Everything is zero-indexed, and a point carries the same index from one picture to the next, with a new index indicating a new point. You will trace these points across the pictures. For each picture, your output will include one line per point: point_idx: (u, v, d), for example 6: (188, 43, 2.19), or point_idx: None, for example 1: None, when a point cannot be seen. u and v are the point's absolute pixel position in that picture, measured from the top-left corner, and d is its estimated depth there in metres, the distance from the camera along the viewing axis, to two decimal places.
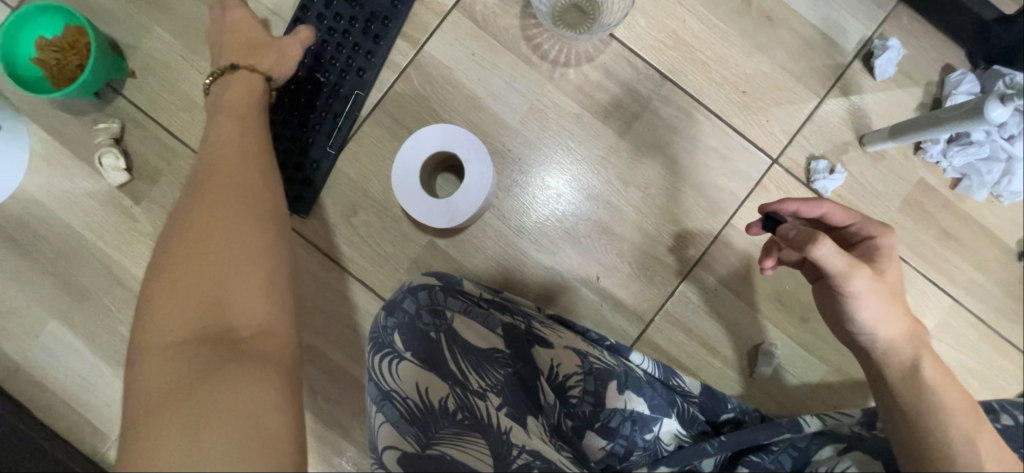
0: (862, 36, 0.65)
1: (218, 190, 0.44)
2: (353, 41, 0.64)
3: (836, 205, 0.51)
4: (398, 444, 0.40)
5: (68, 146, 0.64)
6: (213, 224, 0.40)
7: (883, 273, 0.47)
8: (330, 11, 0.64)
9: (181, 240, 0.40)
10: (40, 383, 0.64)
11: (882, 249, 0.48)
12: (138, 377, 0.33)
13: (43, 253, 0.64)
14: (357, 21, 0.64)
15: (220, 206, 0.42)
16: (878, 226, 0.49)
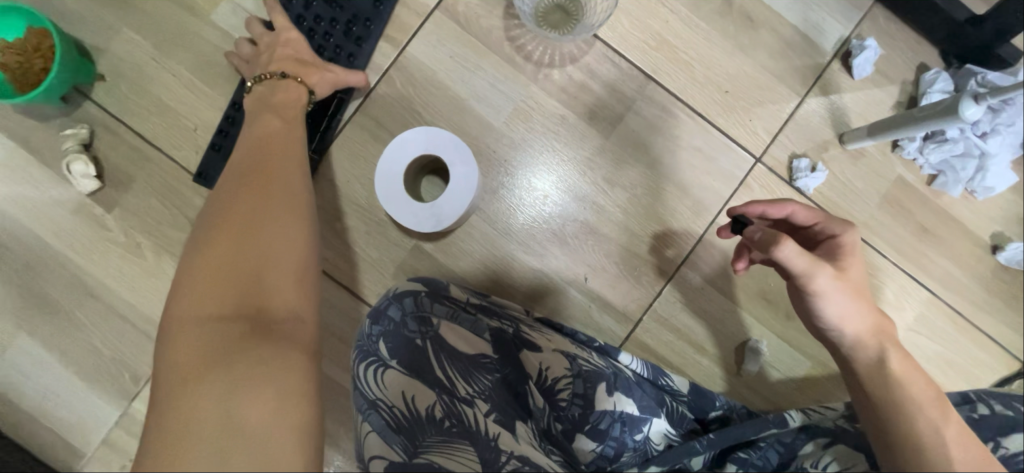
0: (840, 36, 0.66)
1: (258, 177, 0.44)
2: (335, 43, 0.63)
3: (801, 206, 0.51)
4: (385, 453, 0.39)
5: (34, 153, 0.62)
6: (248, 206, 0.41)
7: (846, 271, 0.47)
8: (310, 12, 0.63)
9: (220, 220, 0.40)
10: (9, 401, 0.61)
11: (845, 247, 0.49)
12: (166, 348, 0.32)
13: (9, 264, 0.62)
14: (338, 23, 0.63)
15: (263, 189, 0.43)
16: (840, 224, 0.49)
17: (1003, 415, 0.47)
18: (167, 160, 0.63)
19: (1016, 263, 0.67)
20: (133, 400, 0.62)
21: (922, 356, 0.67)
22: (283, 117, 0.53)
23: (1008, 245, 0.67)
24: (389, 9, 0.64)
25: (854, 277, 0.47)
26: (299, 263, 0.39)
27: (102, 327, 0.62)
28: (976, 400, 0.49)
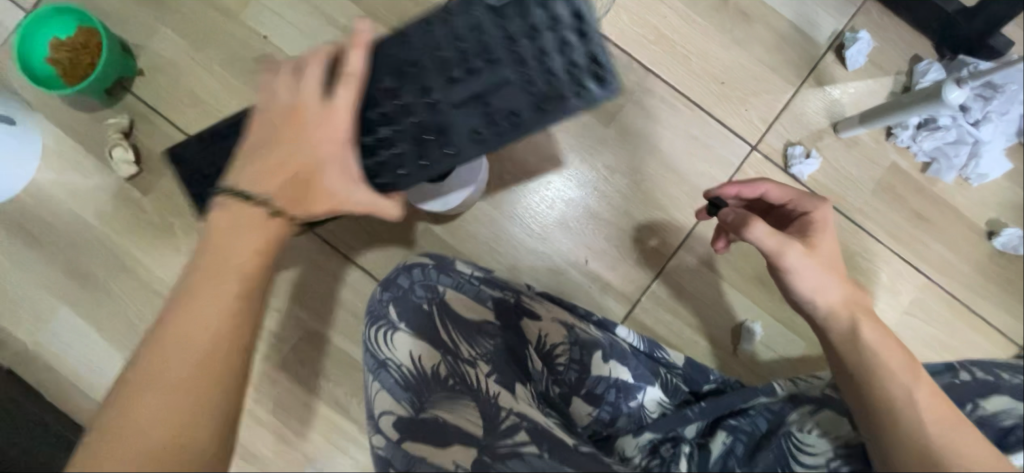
0: (834, 29, 0.69)
1: (167, 375, 0.33)
2: (382, 144, 0.45)
3: (774, 185, 0.55)
4: (394, 409, 0.46)
5: (78, 140, 0.67)
6: (174, 379, 0.33)
7: (817, 245, 0.50)
8: (424, 82, 0.45)
9: (143, 386, 0.33)
10: (50, 367, 0.67)
11: (817, 221, 0.52)
12: None
13: (53, 243, 0.67)
14: (400, 126, 0.45)
15: (199, 361, 0.34)
16: (809, 200, 0.53)
17: (981, 379, 0.50)
18: None
19: (1010, 248, 0.68)
20: None
21: (918, 339, 0.69)
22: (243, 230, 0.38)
23: (1003, 231, 0.68)
24: (476, 155, 0.45)
25: (827, 249, 0.50)
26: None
27: (136, 301, 0.67)
28: (959, 367, 0.52)
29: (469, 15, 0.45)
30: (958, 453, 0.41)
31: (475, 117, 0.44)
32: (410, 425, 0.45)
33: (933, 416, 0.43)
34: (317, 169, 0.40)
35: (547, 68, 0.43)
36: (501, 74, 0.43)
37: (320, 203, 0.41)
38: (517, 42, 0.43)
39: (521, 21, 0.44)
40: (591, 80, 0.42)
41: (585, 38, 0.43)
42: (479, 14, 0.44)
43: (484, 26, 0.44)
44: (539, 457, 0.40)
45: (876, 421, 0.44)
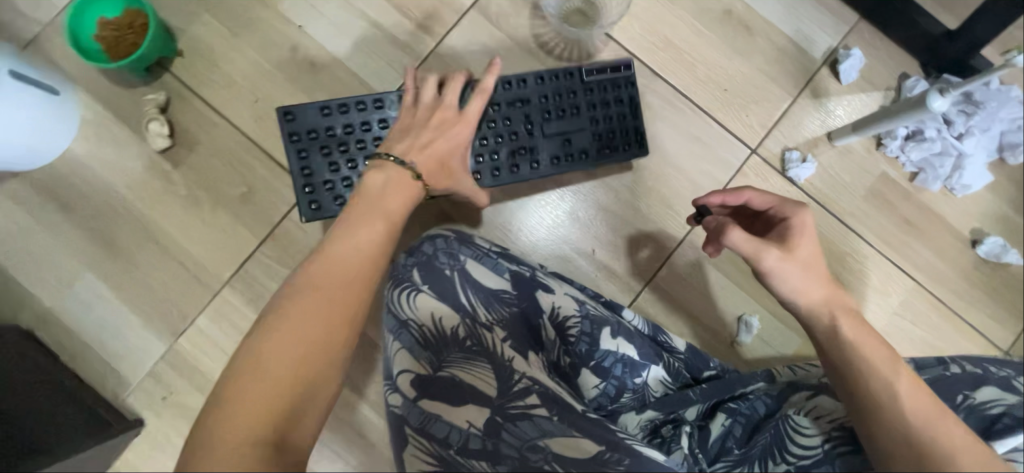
0: (829, 46, 0.74)
1: (332, 283, 0.43)
2: (480, 150, 0.61)
3: (756, 192, 0.56)
4: (413, 367, 0.50)
5: (116, 114, 0.71)
6: (333, 283, 0.43)
7: (796, 250, 0.52)
8: (524, 110, 0.62)
9: (313, 283, 0.43)
10: (71, 329, 0.69)
11: (797, 227, 0.53)
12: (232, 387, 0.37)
13: (84, 210, 0.70)
14: (501, 140, 0.62)
15: (350, 272, 0.45)
16: (791, 205, 0.54)
17: (971, 373, 0.53)
18: (231, 126, 0.71)
19: (993, 256, 0.72)
20: (179, 336, 0.69)
21: (906, 339, 0.72)
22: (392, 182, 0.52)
23: (987, 239, 0.72)
24: (552, 173, 0.63)
25: (805, 253, 0.52)
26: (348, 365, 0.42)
27: (159, 269, 0.70)
28: (950, 361, 0.55)
29: (565, 79, 0.63)
30: (933, 430, 0.44)
31: (558, 149, 0.63)
32: (428, 381, 0.49)
33: (910, 398, 0.45)
34: (450, 157, 0.56)
35: (609, 128, 0.64)
36: (581, 124, 0.63)
37: (448, 182, 0.57)
38: (595, 109, 0.64)
39: (600, 93, 0.64)
40: (632, 144, 0.64)
41: (636, 115, 0.64)
42: (571, 81, 0.63)
43: (574, 90, 0.63)
44: (550, 421, 0.44)
45: (857, 400, 0.47)
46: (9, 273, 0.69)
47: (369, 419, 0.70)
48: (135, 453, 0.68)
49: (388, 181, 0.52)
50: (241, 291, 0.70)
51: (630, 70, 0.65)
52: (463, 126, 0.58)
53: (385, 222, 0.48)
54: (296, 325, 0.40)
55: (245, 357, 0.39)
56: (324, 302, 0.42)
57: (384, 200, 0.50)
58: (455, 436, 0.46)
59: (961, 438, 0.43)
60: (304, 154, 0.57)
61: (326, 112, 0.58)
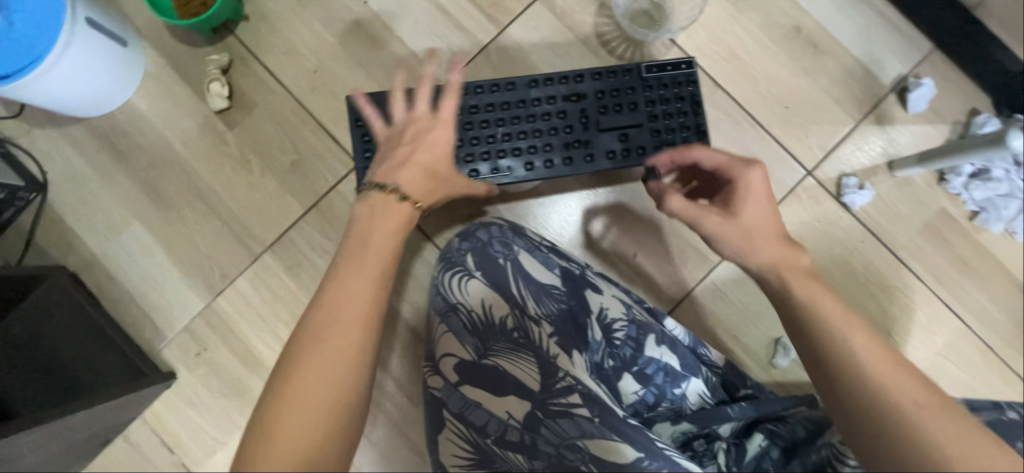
0: (899, 73, 0.72)
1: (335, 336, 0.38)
2: (535, 142, 0.60)
3: (704, 150, 0.53)
4: (457, 352, 0.51)
5: (178, 71, 0.72)
6: (334, 334, 0.38)
7: (742, 215, 0.49)
8: (576, 104, 0.61)
9: (311, 340, 0.38)
10: (114, 277, 0.70)
11: (744, 188, 0.50)
12: None
13: (138, 162, 0.71)
14: (557, 132, 0.60)
15: (348, 317, 0.39)
16: (741, 164, 0.51)
17: None
18: (287, 93, 0.72)
19: None
20: (217, 295, 0.70)
21: (948, 381, 0.70)
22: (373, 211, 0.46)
23: None
24: (607, 168, 0.60)
25: (752, 216, 0.49)
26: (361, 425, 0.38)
27: (203, 228, 0.70)
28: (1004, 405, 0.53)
29: (621, 76, 0.61)
30: (929, 423, 0.37)
31: (613, 144, 0.60)
32: (470, 368, 0.50)
33: (894, 381, 0.40)
34: (438, 163, 0.51)
35: (667, 125, 0.61)
36: (637, 120, 0.60)
37: (441, 189, 0.52)
38: (652, 105, 0.61)
39: (659, 91, 0.61)
40: (692, 140, 0.60)
41: (696, 113, 0.61)
42: (628, 78, 0.61)
43: (632, 87, 0.61)
44: (591, 422, 0.40)
45: (840, 385, 0.41)
46: (63, 216, 0.71)
47: (394, 399, 0.70)
48: (165, 405, 0.70)
49: (371, 213, 0.46)
50: (280, 258, 0.70)
51: (691, 68, 0.62)
52: (441, 134, 0.52)
53: (378, 267, 0.43)
54: (288, 415, 0.35)
55: (243, 470, 0.34)
56: (319, 376, 0.37)
57: (370, 234, 0.44)
58: (493, 425, 0.47)
59: (963, 432, 0.37)
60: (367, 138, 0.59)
61: (391, 100, 0.60)
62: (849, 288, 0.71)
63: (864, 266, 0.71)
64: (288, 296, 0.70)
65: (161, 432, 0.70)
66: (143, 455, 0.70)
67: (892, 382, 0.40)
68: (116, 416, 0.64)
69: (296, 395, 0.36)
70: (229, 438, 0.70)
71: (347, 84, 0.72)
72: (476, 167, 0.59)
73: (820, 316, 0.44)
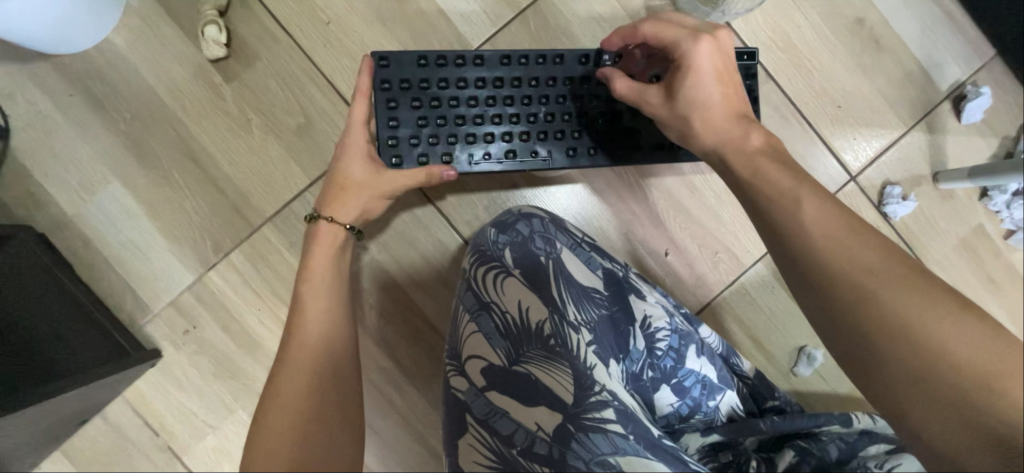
0: (957, 79, 0.68)
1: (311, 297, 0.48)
2: (578, 127, 0.55)
3: (654, 22, 0.49)
4: (486, 355, 0.47)
5: (166, 8, 0.62)
6: (311, 295, 0.48)
7: (682, 97, 0.48)
8: None
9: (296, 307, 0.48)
10: (90, 241, 0.63)
11: (686, 67, 0.47)
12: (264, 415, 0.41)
13: (118, 111, 0.62)
14: (604, 118, 0.55)
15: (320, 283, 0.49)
16: (684, 42, 0.47)
17: None
18: (295, 46, 0.63)
19: None
20: (209, 269, 0.63)
21: None
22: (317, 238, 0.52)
23: None
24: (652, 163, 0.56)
25: (698, 97, 0.47)
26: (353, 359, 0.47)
27: (194, 192, 0.63)
28: None
29: None
30: (912, 312, 0.36)
31: (660, 136, 0.56)
32: (502, 374, 0.46)
33: (876, 270, 0.37)
34: (359, 174, 0.52)
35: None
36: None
37: (373, 190, 0.52)
38: None
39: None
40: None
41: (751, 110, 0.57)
42: None
43: None
44: (624, 438, 0.40)
45: (816, 287, 0.39)
46: (29, 168, 0.62)
47: (400, 389, 0.66)
48: (148, 384, 0.64)
49: (309, 246, 0.52)
50: (282, 233, 0.64)
51: (753, 59, 0.57)
52: (357, 147, 0.52)
53: (329, 245, 0.52)
54: (271, 421, 0.40)
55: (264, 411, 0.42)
56: (288, 385, 0.42)
57: (308, 261, 0.50)
58: (520, 436, 0.43)
59: (942, 312, 0.36)
60: (393, 104, 0.52)
61: (423, 63, 0.53)
62: None
63: None
64: (289, 274, 0.64)
65: (144, 412, 0.64)
66: (124, 435, 0.65)
67: (875, 272, 0.37)
68: (97, 396, 0.59)
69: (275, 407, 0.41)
70: (220, 422, 0.65)
71: (365, 41, 0.63)
72: (512, 149, 0.54)
73: (792, 205, 0.41)
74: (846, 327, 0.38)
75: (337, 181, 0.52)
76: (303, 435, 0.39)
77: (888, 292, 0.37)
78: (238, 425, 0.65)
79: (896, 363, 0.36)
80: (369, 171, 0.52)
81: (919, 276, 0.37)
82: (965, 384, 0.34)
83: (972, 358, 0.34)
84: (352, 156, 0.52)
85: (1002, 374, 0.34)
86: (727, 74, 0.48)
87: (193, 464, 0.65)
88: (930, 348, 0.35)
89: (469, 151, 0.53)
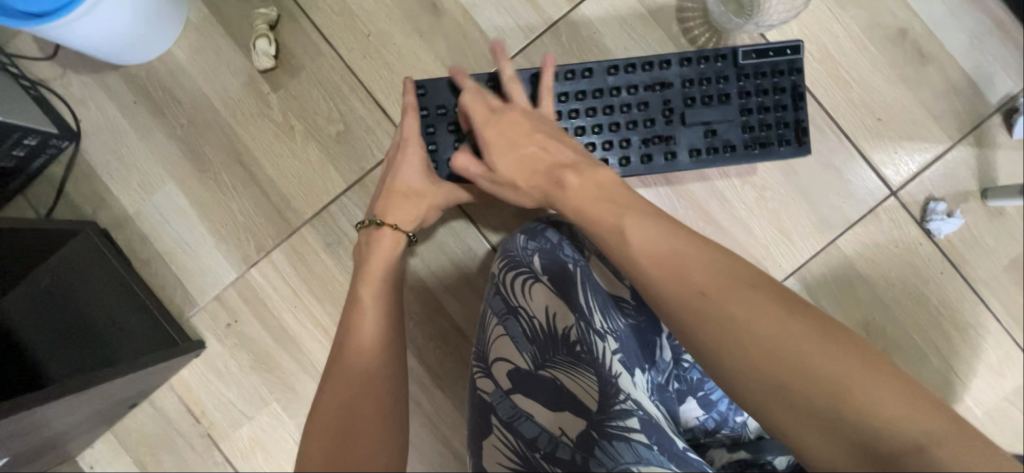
0: (1008, 92, 0.65)
1: (365, 303, 0.51)
2: (609, 137, 0.55)
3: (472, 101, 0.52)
4: (511, 359, 0.48)
5: (222, 23, 0.67)
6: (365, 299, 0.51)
7: (494, 167, 0.50)
8: (660, 94, 0.56)
9: (351, 310, 0.50)
10: (146, 238, 0.67)
11: (485, 144, 0.51)
12: (319, 408, 0.44)
13: (176, 118, 0.67)
14: (636, 127, 0.55)
15: (374, 289, 0.52)
16: (475, 121, 0.51)
17: None
18: (337, 57, 0.66)
19: None
20: (252, 266, 0.67)
21: (1008, 427, 0.67)
22: (375, 242, 0.54)
23: None
24: (689, 166, 0.55)
25: (506, 168, 0.50)
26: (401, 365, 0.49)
27: (241, 194, 0.67)
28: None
29: (714, 63, 0.56)
30: (750, 323, 0.36)
31: (697, 141, 0.55)
32: (527, 378, 0.47)
33: (706, 289, 0.38)
34: (417, 185, 0.55)
35: (763, 121, 0.55)
36: (728, 115, 0.55)
37: (431, 199, 0.56)
38: (746, 98, 0.56)
39: (755, 81, 0.56)
40: (789, 139, 0.56)
41: (797, 107, 0.56)
42: (722, 64, 0.56)
43: (725, 76, 0.56)
44: (649, 448, 0.40)
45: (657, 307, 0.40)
46: (96, 169, 0.67)
47: (426, 390, 0.67)
48: (192, 374, 0.68)
49: (368, 250, 0.54)
50: (320, 234, 0.67)
51: (797, 53, 0.56)
52: (415, 156, 0.54)
53: (389, 250, 0.54)
54: (321, 412, 0.43)
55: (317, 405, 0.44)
56: (342, 386, 0.44)
57: (368, 263, 0.53)
58: (543, 440, 0.44)
59: (780, 321, 0.36)
60: (432, 129, 0.56)
61: (456, 88, 0.56)
62: (919, 320, 0.66)
63: (939, 299, 0.66)
64: (324, 275, 0.67)
65: (187, 400, 0.68)
66: (168, 421, 0.69)
67: (708, 290, 0.38)
68: (146, 382, 0.62)
69: (329, 405, 0.43)
70: (256, 413, 0.68)
71: (403, 52, 0.66)
72: None
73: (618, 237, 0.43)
74: (693, 344, 0.39)
75: (395, 192, 0.55)
76: (347, 430, 0.41)
77: (724, 307, 0.37)
78: (272, 417, 0.68)
79: (747, 378, 0.36)
80: (426, 181, 0.55)
81: (751, 285, 0.38)
82: (815, 391, 0.34)
83: (821, 364, 0.34)
84: (410, 168, 0.54)
85: (850, 377, 0.34)
86: (528, 134, 0.50)
87: (230, 453, 0.69)
88: (775, 358, 0.35)
89: None
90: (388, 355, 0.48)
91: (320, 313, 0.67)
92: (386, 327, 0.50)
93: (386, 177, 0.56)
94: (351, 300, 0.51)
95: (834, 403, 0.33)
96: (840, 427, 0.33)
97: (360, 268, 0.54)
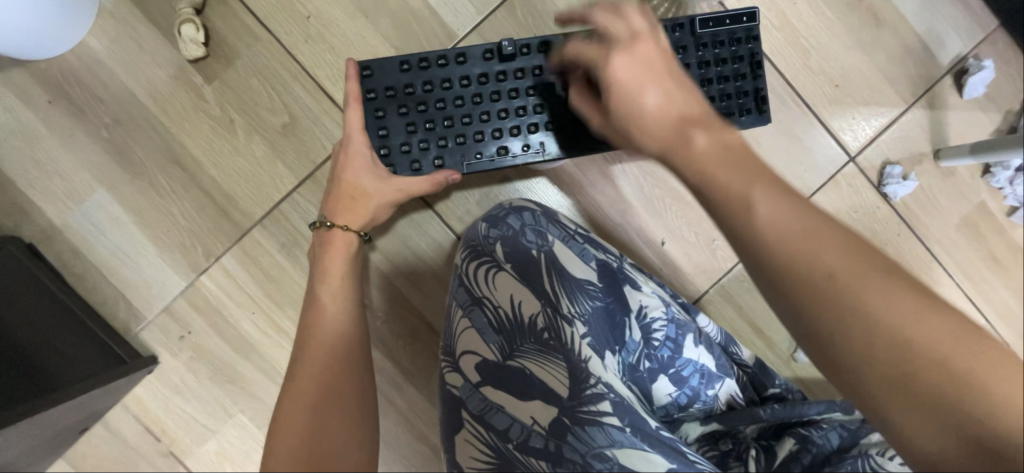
0: (959, 53, 0.66)
1: (326, 302, 0.49)
2: (565, 113, 0.53)
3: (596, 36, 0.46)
4: (478, 351, 0.46)
5: (142, 9, 0.60)
6: (327, 295, 0.49)
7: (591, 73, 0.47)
8: None
9: (312, 308, 0.49)
10: (79, 251, 0.62)
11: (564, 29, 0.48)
12: (285, 403, 0.42)
13: (99, 117, 0.61)
14: None
15: (333, 285, 0.50)
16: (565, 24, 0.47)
17: None
18: (276, 42, 0.61)
19: None
20: (201, 274, 0.63)
21: None
22: (331, 242, 0.53)
23: None
24: None
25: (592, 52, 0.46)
26: (367, 353, 0.48)
27: (181, 198, 0.62)
28: None
29: (672, 32, 0.54)
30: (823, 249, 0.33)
31: None
32: (495, 370, 0.46)
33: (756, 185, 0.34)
34: (360, 181, 0.52)
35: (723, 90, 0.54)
36: None
37: (377, 193, 0.52)
38: (706, 67, 0.54)
39: (714, 50, 0.54)
40: (749, 108, 0.54)
41: (756, 75, 0.54)
42: (680, 34, 0.54)
43: (684, 45, 0.54)
44: (621, 431, 0.40)
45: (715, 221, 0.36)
46: (11, 179, 0.61)
47: (399, 388, 0.66)
48: (147, 391, 0.64)
49: (322, 251, 0.53)
50: (272, 235, 0.63)
51: (754, 19, 0.55)
52: (358, 152, 0.51)
53: (343, 247, 0.53)
54: (286, 406, 0.42)
55: (282, 401, 0.43)
56: (306, 380, 0.43)
57: (325, 263, 0.52)
58: (516, 430, 0.43)
59: (855, 248, 0.33)
60: (381, 114, 0.52)
61: (405, 68, 0.53)
62: None
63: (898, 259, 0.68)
64: (281, 278, 0.63)
65: (144, 419, 0.64)
66: (126, 442, 0.65)
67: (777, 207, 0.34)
68: (96, 405, 0.59)
69: (293, 404, 0.41)
70: (220, 427, 0.65)
71: (347, 34, 0.61)
72: (506, 144, 0.53)
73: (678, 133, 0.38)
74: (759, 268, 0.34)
75: (342, 191, 0.53)
76: (315, 422, 0.40)
77: (799, 231, 0.33)
78: (238, 429, 0.65)
79: (828, 324, 0.32)
80: (371, 174, 0.52)
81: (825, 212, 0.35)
82: (880, 323, 0.32)
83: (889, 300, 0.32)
84: (356, 164, 0.52)
85: (915, 308, 0.32)
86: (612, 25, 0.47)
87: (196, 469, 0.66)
88: (881, 320, 0.31)
89: (461, 153, 0.53)
90: (352, 349, 0.46)
91: (280, 318, 0.64)
92: (349, 321, 0.48)
93: (336, 176, 0.53)
94: (311, 300, 0.50)
95: (898, 333, 0.31)
96: (900, 359, 0.31)
97: (320, 268, 0.51)
